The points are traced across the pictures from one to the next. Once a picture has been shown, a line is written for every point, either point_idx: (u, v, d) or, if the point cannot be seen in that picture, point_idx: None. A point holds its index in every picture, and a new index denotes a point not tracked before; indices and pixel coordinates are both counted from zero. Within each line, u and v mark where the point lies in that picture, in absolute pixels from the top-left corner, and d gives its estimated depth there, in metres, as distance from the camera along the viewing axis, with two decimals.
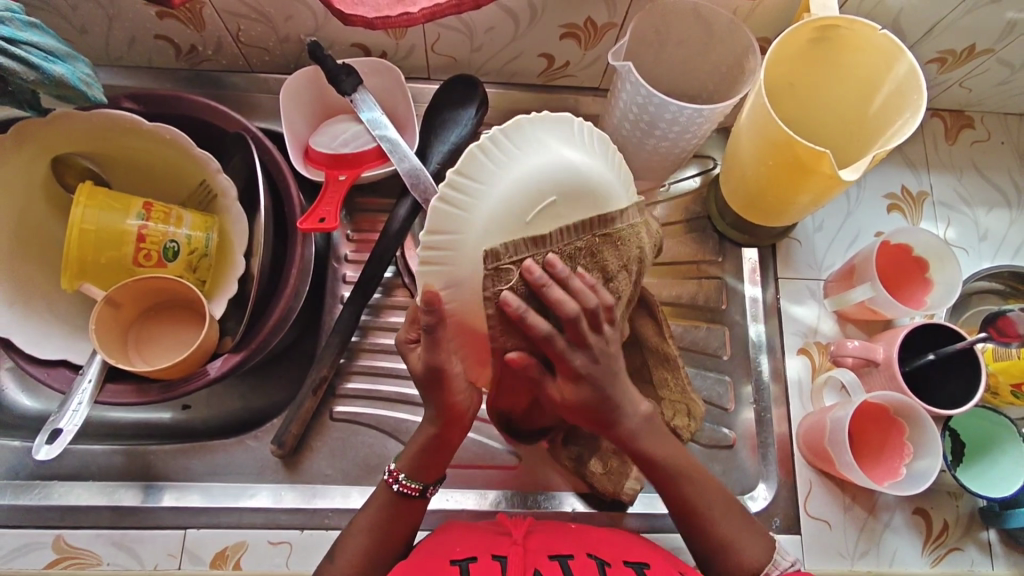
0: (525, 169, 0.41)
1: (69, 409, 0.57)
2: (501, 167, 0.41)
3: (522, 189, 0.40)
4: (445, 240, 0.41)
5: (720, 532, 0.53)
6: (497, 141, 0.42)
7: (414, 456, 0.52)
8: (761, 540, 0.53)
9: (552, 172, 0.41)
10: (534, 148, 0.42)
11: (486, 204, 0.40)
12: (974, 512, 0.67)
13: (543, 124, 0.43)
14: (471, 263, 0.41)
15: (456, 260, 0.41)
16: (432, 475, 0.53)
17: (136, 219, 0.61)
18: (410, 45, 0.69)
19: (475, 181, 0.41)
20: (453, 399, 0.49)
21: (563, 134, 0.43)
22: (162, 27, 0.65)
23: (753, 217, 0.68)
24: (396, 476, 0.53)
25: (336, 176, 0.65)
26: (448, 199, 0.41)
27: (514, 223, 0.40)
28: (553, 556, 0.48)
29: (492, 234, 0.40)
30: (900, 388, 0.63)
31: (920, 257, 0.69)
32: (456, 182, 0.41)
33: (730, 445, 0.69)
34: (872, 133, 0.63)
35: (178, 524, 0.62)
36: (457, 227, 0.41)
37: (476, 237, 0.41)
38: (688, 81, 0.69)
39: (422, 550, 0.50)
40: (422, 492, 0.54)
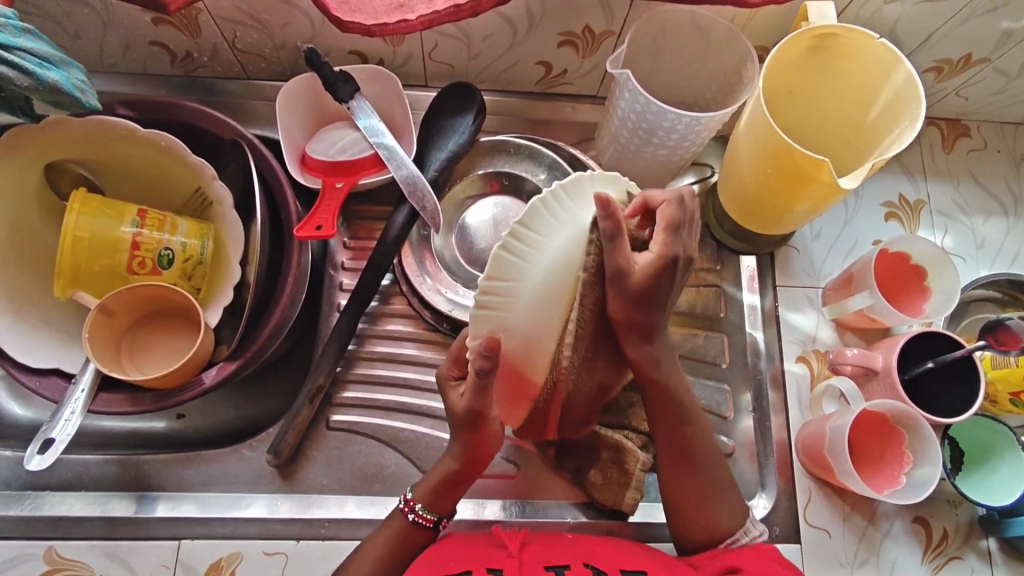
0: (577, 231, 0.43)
1: (61, 418, 0.56)
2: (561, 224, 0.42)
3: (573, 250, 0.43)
4: (506, 289, 0.42)
5: (697, 491, 0.55)
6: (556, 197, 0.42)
7: (433, 487, 0.54)
8: (733, 506, 0.55)
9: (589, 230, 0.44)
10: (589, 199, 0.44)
11: (545, 256, 0.42)
12: (973, 521, 0.67)
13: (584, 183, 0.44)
14: (527, 309, 0.43)
15: (513, 305, 0.43)
16: (445, 506, 0.54)
17: (131, 226, 0.60)
18: (407, 52, 0.69)
19: (541, 231, 0.41)
20: (484, 438, 0.51)
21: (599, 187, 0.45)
22: (158, 33, 0.65)
23: (751, 224, 0.68)
24: (413, 506, 0.54)
25: (332, 184, 0.65)
26: (512, 249, 0.41)
27: (570, 274, 0.44)
28: (549, 567, 0.47)
29: (545, 289, 0.43)
30: (899, 396, 0.63)
31: (918, 265, 0.69)
32: (520, 234, 0.41)
33: (730, 453, 0.68)
34: (869, 142, 0.63)
35: (172, 535, 0.62)
36: (517, 276, 0.42)
37: (534, 283, 0.42)
38: (686, 88, 0.69)
39: (423, 563, 0.49)
40: (437, 523, 0.54)
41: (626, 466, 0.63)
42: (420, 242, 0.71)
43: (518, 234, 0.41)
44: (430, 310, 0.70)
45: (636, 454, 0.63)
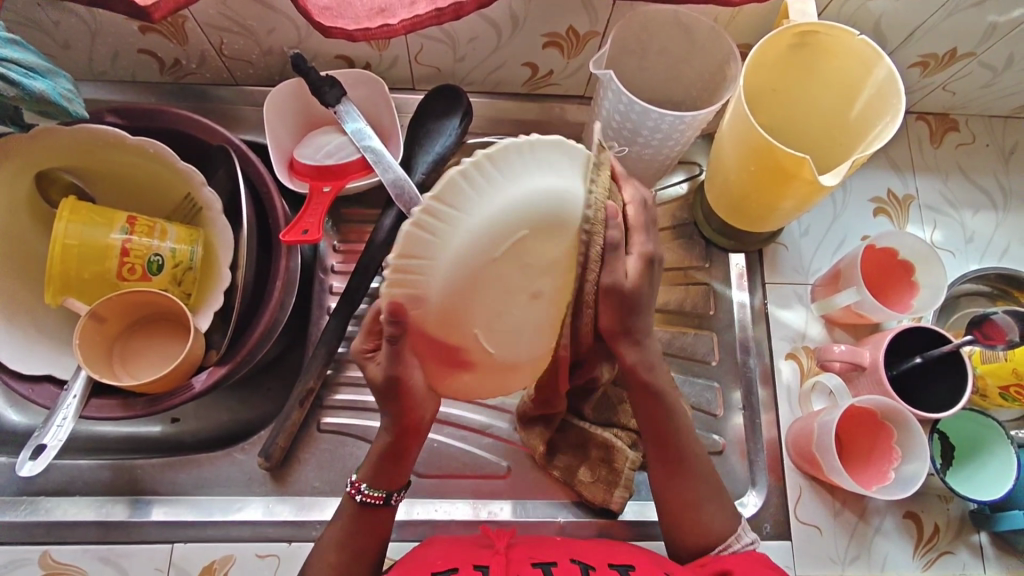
0: (506, 198, 0.39)
1: (53, 424, 0.57)
2: (479, 195, 0.38)
3: (532, 213, 0.39)
4: (420, 264, 0.38)
5: (689, 493, 0.54)
6: (472, 176, 0.37)
7: (374, 464, 0.52)
8: (722, 515, 0.54)
9: (565, 200, 0.40)
10: (528, 168, 0.39)
11: (464, 235, 0.38)
12: (964, 516, 0.67)
13: (543, 144, 0.40)
14: (444, 276, 0.39)
15: (432, 274, 0.39)
16: (390, 480, 0.53)
17: (120, 233, 0.61)
18: (394, 57, 0.70)
19: (476, 191, 0.38)
20: (410, 407, 0.48)
21: (572, 157, 0.41)
22: (145, 41, 0.65)
23: (738, 222, 0.68)
24: (358, 487, 0.53)
25: (319, 188, 0.65)
26: (425, 229, 0.37)
27: (483, 259, 0.39)
28: (535, 564, 0.47)
29: (464, 263, 0.39)
30: (886, 392, 0.63)
31: (906, 260, 0.68)
32: (432, 215, 0.37)
33: (720, 451, 0.69)
34: (852, 139, 0.63)
35: (166, 538, 0.62)
36: (427, 259, 0.38)
37: (450, 263, 0.39)
38: (672, 87, 0.69)
39: (408, 565, 0.50)
40: (387, 499, 0.53)
41: (615, 464, 0.64)
42: None
43: (456, 181, 0.37)
44: None
45: (625, 452, 0.64)
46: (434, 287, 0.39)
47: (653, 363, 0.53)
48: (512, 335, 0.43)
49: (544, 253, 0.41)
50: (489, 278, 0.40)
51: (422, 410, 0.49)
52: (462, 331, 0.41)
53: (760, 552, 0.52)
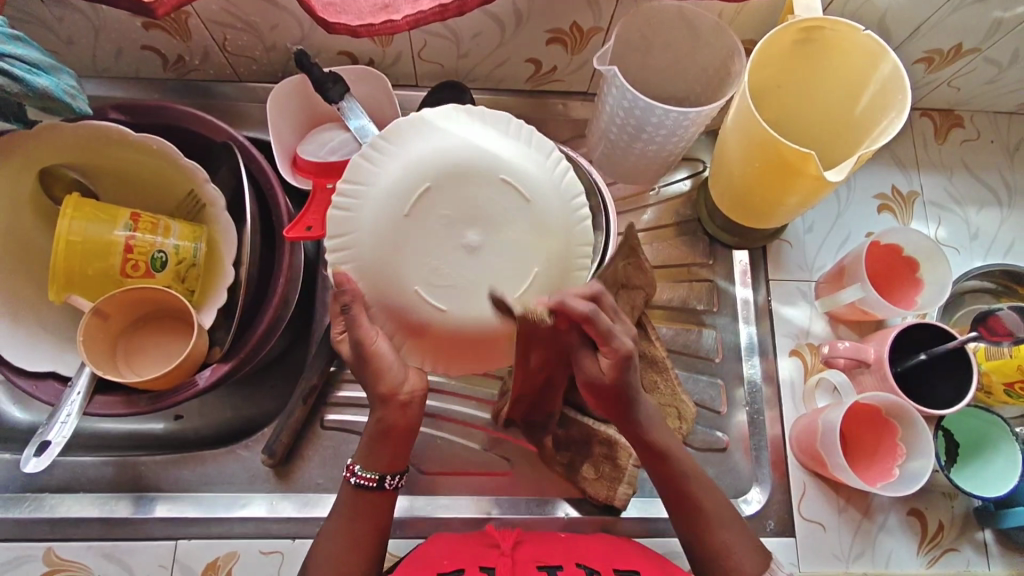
0: (413, 156, 0.47)
1: (57, 421, 0.57)
2: (386, 160, 0.47)
3: (429, 160, 0.47)
4: (343, 238, 0.46)
5: (715, 539, 0.51)
6: (377, 145, 0.47)
7: (369, 448, 0.50)
8: (756, 552, 0.51)
9: (462, 145, 0.47)
10: (430, 133, 0.48)
11: (377, 195, 0.46)
12: (969, 513, 0.67)
13: (440, 110, 0.49)
14: (369, 240, 0.46)
15: (358, 240, 0.46)
16: (386, 463, 0.50)
17: (124, 230, 0.61)
18: (397, 53, 0.70)
19: (383, 158, 0.47)
20: (381, 371, 0.47)
21: (475, 116, 0.49)
22: (148, 38, 0.65)
23: (742, 219, 0.68)
24: (353, 468, 0.51)
25: (322, 184, 0.64)
26: (340, 204, 0.47)
27: (396, 217, 0.46)
28: (540, 568, 0.47)
29: (381, 218, 0.46)
30: (893, 390, 0.62)
31: (911, 257, 0.68)
32: (344, 189, 0.46)
33: (723, 448, 0.69)
34: (857, 135, 0.63)
35: (170, 535, 0.62)
36: (352, 223, 0.46)
37: (371, 219, 0.46)
38: (676, 83, 0.69)
39: (414, 564, 0.49)
40: (381, 483, 0.51)
41: (619, 461, 0.63)
42: None
43: (370, 150, 0.47)
44: None
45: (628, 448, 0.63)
46: (362, 249, 0.46)
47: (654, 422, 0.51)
48: (459, 289, 0.47)
49: (459, 200, 0.47)
50: (405, 234, 0.46)
51: (394, 378, 0.48)
52: (405, 287, 0.46)
53: None
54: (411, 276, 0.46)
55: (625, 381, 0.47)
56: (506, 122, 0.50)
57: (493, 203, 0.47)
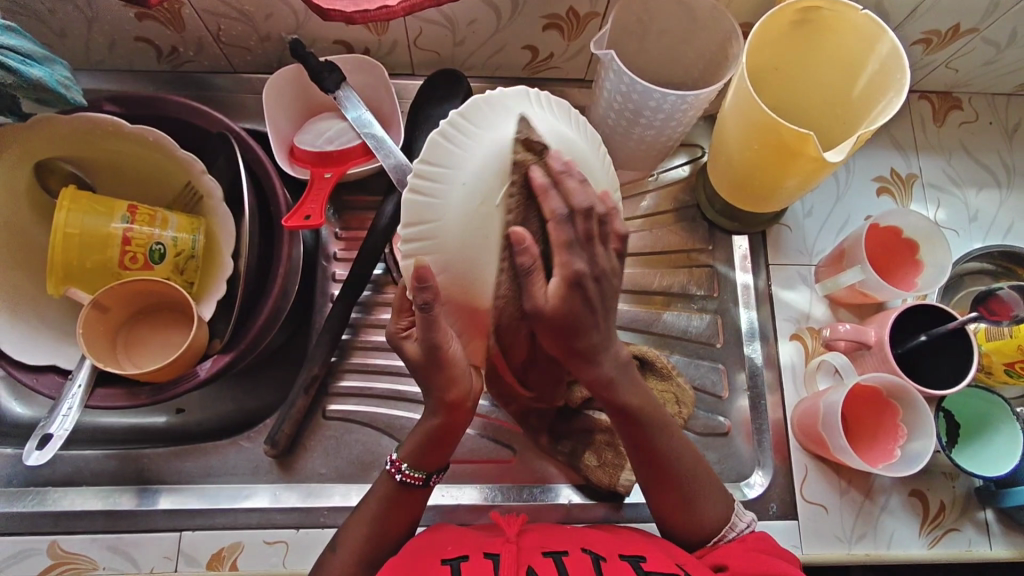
0: (496, 140, 0.42)
1: (58, 414, 0.57)
2: (468, 145, 0.42)
3: (517, 147, 0.42)
4: (426, 229, 0.42)
5: (686, 494, 0.53)
6: (457, 124, 0.42)
7: (423, 448, 0.52)
8: (721, 502, 0.54)
9: (547, 133, 0.43)
10: (512, 115, 0.43)
11: (461, 182, 0.41)
12: (970, 493, 0.67)
13: (506, 94, 0.44)
14: (454, 234, 0.42)
15: (442, 234, 0.42)
16: (435, 462, 0.53)
17: (122, 222, 0.60)
18: (393, 41, 0.69)
19: (471, 137, 0.42)
20: (453, 382, 0.48)
21: (540, 103, 0.45)
22: (141, 28, 0.65)
23: (740, 202, 0.68)
24: (399, 466, 0.52)
25: (321, 174, 0.65)
26: (419, 189, 0.42)
27: (482, 207, 0.41)
28: (546, 553, 0.47)
29: (468, 208, 0.41)
30: (892, 369, 0.63)
31: (910, 238, 0.69)
32: (424, 172, 0.42)
33: (725, 432, 0.69)
34: (855, 116, 0.63)
35: (174, 526, 0.62)
36: (436, 214, 0.42)
37: (454, 209, 0.42)
38: (674, 68, 0.68)
39: (415, 547, 0.50)
40: (427, 481, 0.53)
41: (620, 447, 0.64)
42: None
43: (451, 125, 0.42)
44: None
45: None
46: (444, 242, 0.42)
47: (611, 381, 0.48)
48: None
49: None
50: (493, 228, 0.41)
51: (462, 387, 0.49)
52: (490, 282, 0.43)
53: (766, 536, 0.52)
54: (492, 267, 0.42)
55: (572, 309, 0.42)
56: (574, 113, 0.47)
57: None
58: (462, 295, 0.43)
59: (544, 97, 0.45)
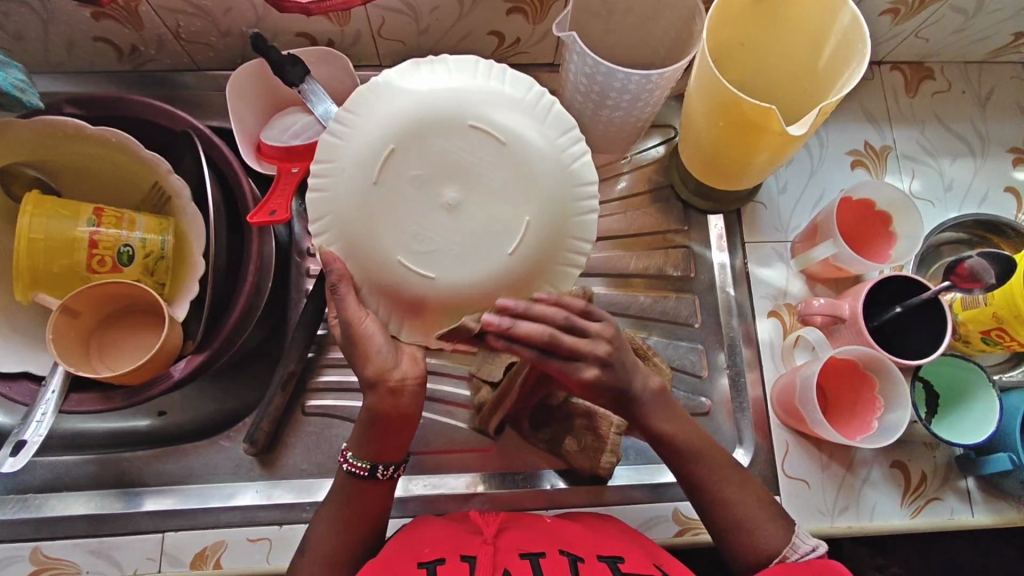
0: (379, 119, 0.44)
1: (32, 420, 0.57)
2: (354, 132, 0.44)
3: (392, 121, 0.44)
4: (324, 219, 0.45)
5: (737, 516, 0.53)
6: (342, 117, 0.45)
7: (359, 433, 0.51)
8: (780, 522, 0.53)
9: (423, 101, 0.44)
10: (396, 89, 0.45)
11: (349, 168, 0.44)
12: (951, 462, 0.67)
13: (392, 73, 0.46)
14: (352, 221, 0.44)
15: (341, 225, 0.44)
16: (373, 449, 0.51)
17: (87, 225, 0.60)
18: (356, 32, 0.68)
19: (357, 125, 0.44)
20: (370, 357, 0.47)
21: (434, 69, 0.45)
22: (99, 28, 0.64)
23: (713, 181, 0.68)
24: (345, 455, 0.52)
25: (288, 169, 0.64)
26: (316, 185, 0.45)
27: (368, 186, 0.43)
28: (524, 555, 0.46)
29: (357, 191, 0.44)
30: (867, 342, 0.62)
31: (883, 210, 0.68)
32: (318, 168, 0.45)
33: (706, 412, 0.70)
34: (821, 89, 0.62)
35: (157, 528, 0.62)
36: (331, 203, 0.44)
37: (347, 195, 0.44)
38: (640, 49, 0.68)
39: (392, 550, 0.49)
40: (372, 472, 0.51)
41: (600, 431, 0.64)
42: None
43: (338, 120, 0.45)
44: None
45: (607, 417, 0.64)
46: (347, 231, 0.44)
47: (648, 416, 0.52)
48: (443, 252, 0.43)
49: (431, 156, 0.43)
50: (381, 203, 0.43)
51: (381, 361, 0.47)
52: (387, 257, 0.44)
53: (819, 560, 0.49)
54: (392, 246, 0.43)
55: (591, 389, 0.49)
56: (475, 65, 0.46)
57: (468, 153, 0.44)
58: (373, 274, 0.45)
59: (428, 63, 0.46)
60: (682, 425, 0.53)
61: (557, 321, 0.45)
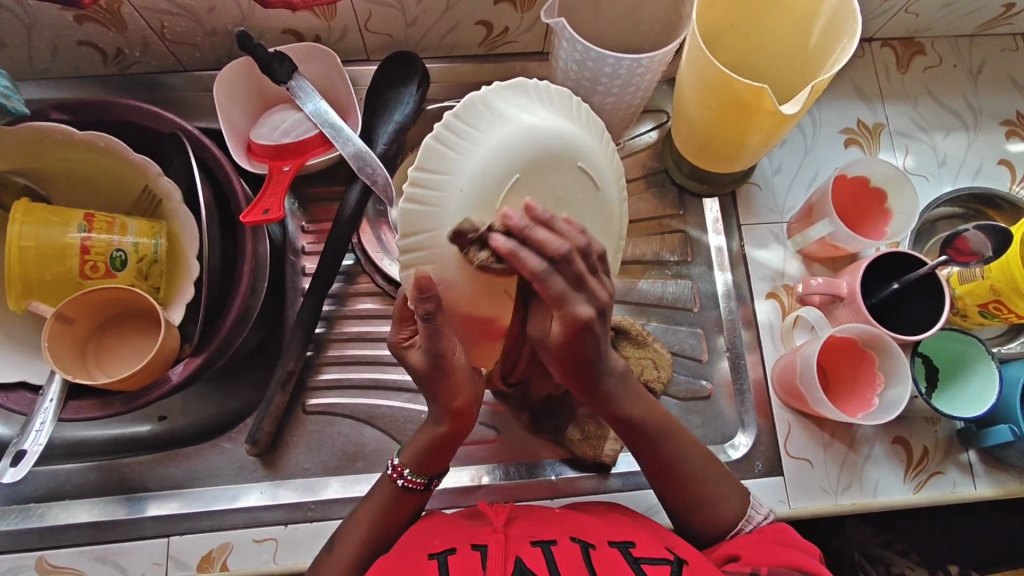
0: (500, 142, 0.39)
1: (32, 429, 0.56)
2: (466, 152, 0.39)
3: (513, 148, 0.39)
4: (424, 242, 0.39)
5: (698, 493, 0.54)
6: (452, 126, 0.39)
7: (421, 453, 0.51)
8: (734, 497, 0.54)
9: (544, 129, 0.40)
10: (509, 111, 0.40)
11: (461, 192, 0.38)
12: (952, 436, 0.68)
13: (501, 88, 0.41)
14: (457, 253, 0.39)
15: (441, 255, 0.39)
16: (433, 467, 0.52)
17: (79, 231, 0.59)
18: (343, 26, 0.68)
19: (469, 143, 0.39)
20: (458, 388, 0.46)
21: (539, 96, 0.42)
22: (83, 32, 0.63)
23: (706, 164, 0.68)
24: (401, 471, 0.52)
25: (279, 168, 0.64)
26: (415, 200, 0.38)
27: (486, 217, 0.39)
28: (535, 543, 0.46)
29: (470, 219, 0.38)
30: (866, 319, 0.63)
31: (878, 187, 0.68)
32: (418, 181, 0.38)
33: (707, 396, 0.70)
34: (812, 67, 0.62)
35: (162, 532, 0.62)
36: (435, 225, 0.39)
37: (457, 221, 0.38)
38: (630, 35, 0.67)
39: (403, 544, 0.49)
40: (427, 485, 0.53)
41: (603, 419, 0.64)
42: (376, 216, 0.72)
43: (444, 129, 0.39)
44: (381, 274, 0.71)
45: None
46: (446, 260, 0.39)
47: (612, 399, 0.49)
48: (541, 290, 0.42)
49: (549, 195, 0.40)
50: None
51: (468, 394, 0.47)
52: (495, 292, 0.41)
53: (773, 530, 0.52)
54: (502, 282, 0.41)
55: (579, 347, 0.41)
56: (571, 101, 0.44)
57: (577, 195, 0.42)
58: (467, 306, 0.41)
59: (532, 88, 0.42)
60: (643, 405, 0.51)
61: (547, 243, 0.37)
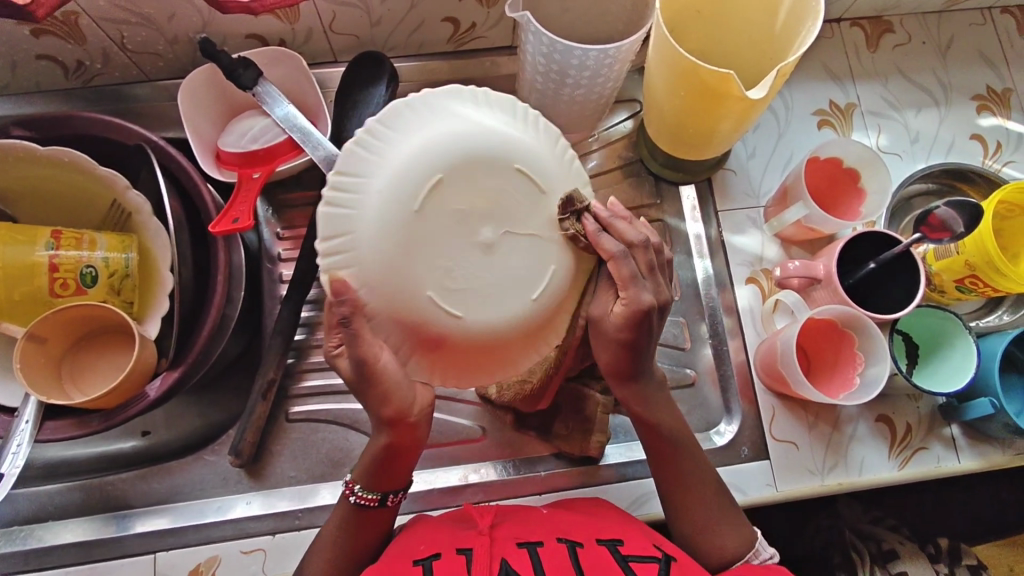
0: (421, 143, 0.41)
1: (9, 452, 0.56)
2: (387, 154, 0.41)
3: (433, 150, 0.41)
4: (341, 242, 0.41)
5: (700, 506, 0.54)
6: (375, 131, 0.42)
7: (368, 466, 0.51)
8: (735, 520, 0.54)
9: (466, 133, 0.42)
10: (434, 116, 0.43)
11: (377, 190, 0.41)
12: (935, 411, 0.68)
13: (431, 96, 0.44)
14: (373, 251, 0.40)
15: (360, 254, 0.41)
16: (386, 481, 0.51)
17: (46, 249, 0.58)
18: (307, 29, 0.67)
19: (391, 145, 0.42)
20: (389, 397, 0.45)
21: (474, 102, 0.44)
22: (41, 46, 0.62)
23: (680, 151, 0.67)
24: (353, 488, 0.51)
25: (249, 175, 0.63)
26: (334, 201, 0.41)
27: (402, 214, 0.40)
28: (521, 544, 0.46)
29: (386, 218, 0.40)
30: (844, 300, 0.63)
31: (851, 167, 0.68)
32: (339, 183, 0.41)
33: (691, 383, 0.70)
34: (780, 50, 0.62)
35: (148, 549, 0.61)
36: (351, 225, 0.41)
37: (372, 219, 0.40)
38: (597, 26, 0.67)
39: (389, 553, 0.49)
40: (382, 501, 0.52)
41: (587, 413, 0.64)
42: None
43: (370, 132, 0.42)
44: None
45: (598, 399, 0.63)
46: (363, 261, 0.40)
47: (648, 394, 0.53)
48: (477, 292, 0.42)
49: (470, 193, 0.41)
50: (415, 236, 0.40)
51: (401, 401, 0.46)
52: (416, 295, 0.41)
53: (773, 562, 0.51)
54: (423, 281, 0.41)
55: (637, 332, 0.47)
56: (513, 105, 0.45)
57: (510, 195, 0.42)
58: (385, 310, 0.41)
59: (467, 94, 0.44)
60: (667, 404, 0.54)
61: (619, 236, 0.45)
